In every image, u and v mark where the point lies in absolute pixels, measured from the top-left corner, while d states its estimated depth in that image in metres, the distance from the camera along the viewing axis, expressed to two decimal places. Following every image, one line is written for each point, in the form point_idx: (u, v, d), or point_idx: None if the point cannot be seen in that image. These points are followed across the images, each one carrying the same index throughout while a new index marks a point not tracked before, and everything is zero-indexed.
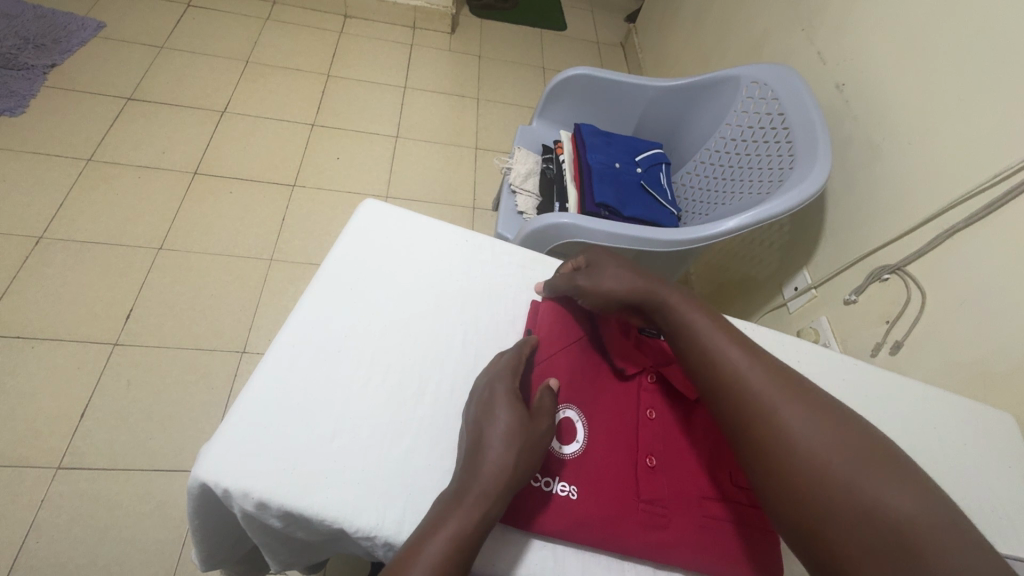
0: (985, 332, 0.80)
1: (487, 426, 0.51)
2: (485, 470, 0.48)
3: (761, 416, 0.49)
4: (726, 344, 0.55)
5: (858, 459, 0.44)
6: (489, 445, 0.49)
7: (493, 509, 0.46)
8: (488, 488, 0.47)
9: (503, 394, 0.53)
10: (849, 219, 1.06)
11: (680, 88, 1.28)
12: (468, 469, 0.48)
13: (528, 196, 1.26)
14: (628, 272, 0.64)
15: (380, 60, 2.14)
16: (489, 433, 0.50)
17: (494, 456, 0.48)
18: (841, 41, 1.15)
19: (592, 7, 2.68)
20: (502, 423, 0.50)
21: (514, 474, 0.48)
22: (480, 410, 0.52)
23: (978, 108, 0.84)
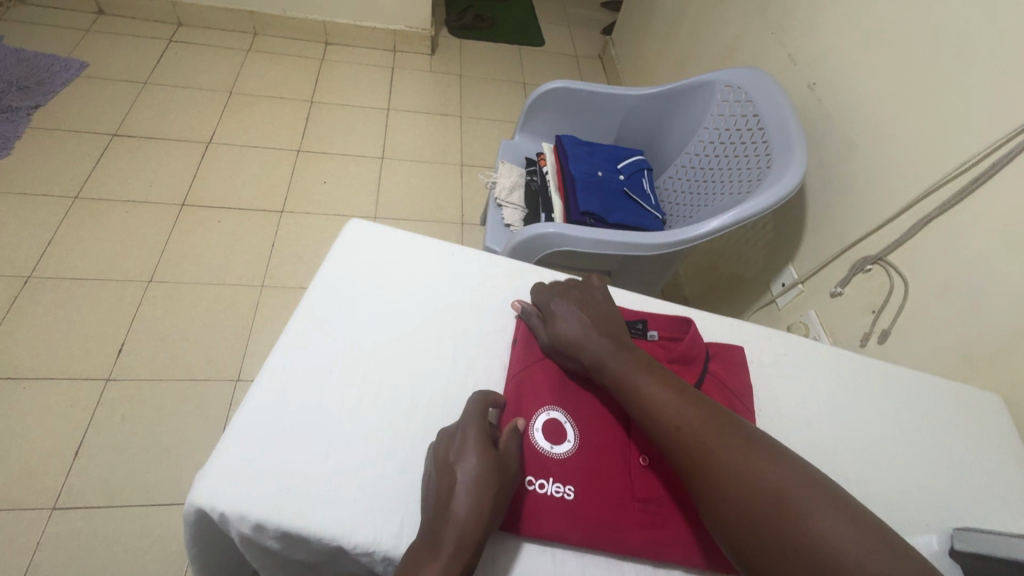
0: (967, 316, 0.82)
1: (455, 473, 0.49)
2: (451, 520, 0.47)
3: (699, 466, 0.50)
4: (660, 392, 0.55)
5: (788, 494, 0.46)
6: (454, 495, 0.48)
7: (466, 561, 0.45)
8: (462, 535, 0.46)
9: (471, 436, 0.52)
10: (828, 213, 1.08)
11: (657, 95, 1.30)
12: (434, 520, 0.47)
13: (514, 208, 1.28)
14: (591, 318, 0.63)
15: (362, 84, 2.17)
16: (454, 486, 0.48)
17: (461, 506, 0.47)
18: (809, 42, 1.19)
19: (569, 23, 2.75)
20: (467, 478, 0.49)
21: (483, 520, 0.47)
22: (444, 450, 0.51)
23: (943, 100, 0.87)
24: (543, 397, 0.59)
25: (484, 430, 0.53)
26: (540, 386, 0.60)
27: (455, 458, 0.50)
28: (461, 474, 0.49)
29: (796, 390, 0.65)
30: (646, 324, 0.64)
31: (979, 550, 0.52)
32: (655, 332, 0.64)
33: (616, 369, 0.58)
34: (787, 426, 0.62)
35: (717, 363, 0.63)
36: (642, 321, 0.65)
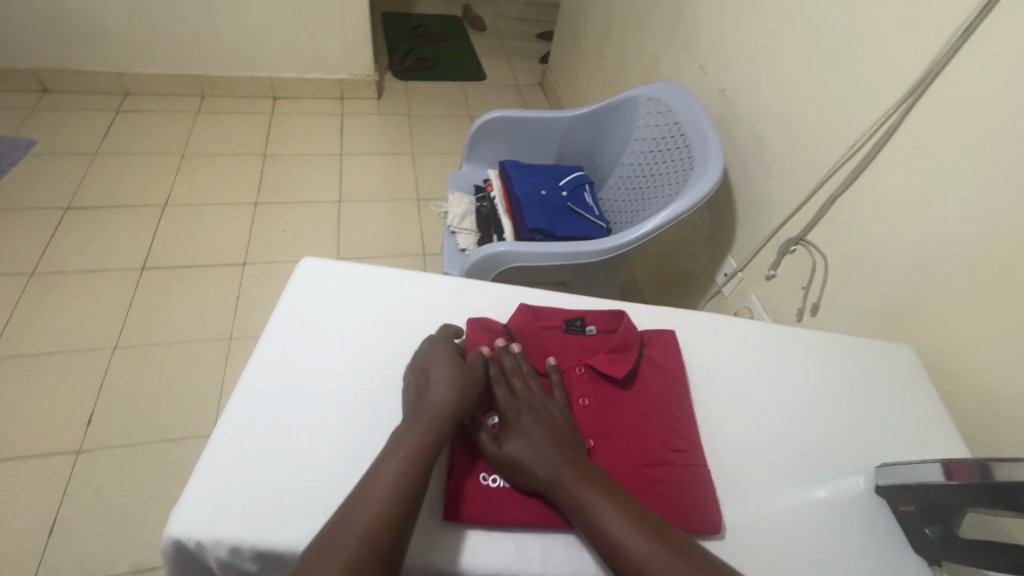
0: (878, 280, 0.90)
1: (424, 402, 0.57)
2: (427, 403, 0.57)
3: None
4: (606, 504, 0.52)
5: None
6: (430, 378, 0.59)
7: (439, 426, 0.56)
8: (434, 412, 0.56)
9: (440, 375, 0.59)
10: (753, 203, 1.18)
11: (587, 114, 1.40)
12: (415, 398, 0.58)
13: (468, 233, 1.33)
14: (546, 428, 0.58)
15: (314, 133, 2.24)
16: (429, 378, 0.59)
17: (435, 390, 0.58)
18: (715, 53, 1.31)
19: (507, 56, 2.89)
20: (441, 371, 0.60)
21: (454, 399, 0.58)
22: (416, 384, 0.60)
23: (828, 92, 0.97)
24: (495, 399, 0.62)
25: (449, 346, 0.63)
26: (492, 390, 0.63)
27: (424, 392, 0.58)
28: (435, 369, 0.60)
29: (727, 362, 0.71)
30: (584, 319, 0.69)
31: (903, 482, 0.59)
32: (593, 327, 0.69)
33: (574, 492, 0.53)
34: (721, 395, 0.67)
35: (653, 347, 0.68)
36: (580, 317, 0.69)
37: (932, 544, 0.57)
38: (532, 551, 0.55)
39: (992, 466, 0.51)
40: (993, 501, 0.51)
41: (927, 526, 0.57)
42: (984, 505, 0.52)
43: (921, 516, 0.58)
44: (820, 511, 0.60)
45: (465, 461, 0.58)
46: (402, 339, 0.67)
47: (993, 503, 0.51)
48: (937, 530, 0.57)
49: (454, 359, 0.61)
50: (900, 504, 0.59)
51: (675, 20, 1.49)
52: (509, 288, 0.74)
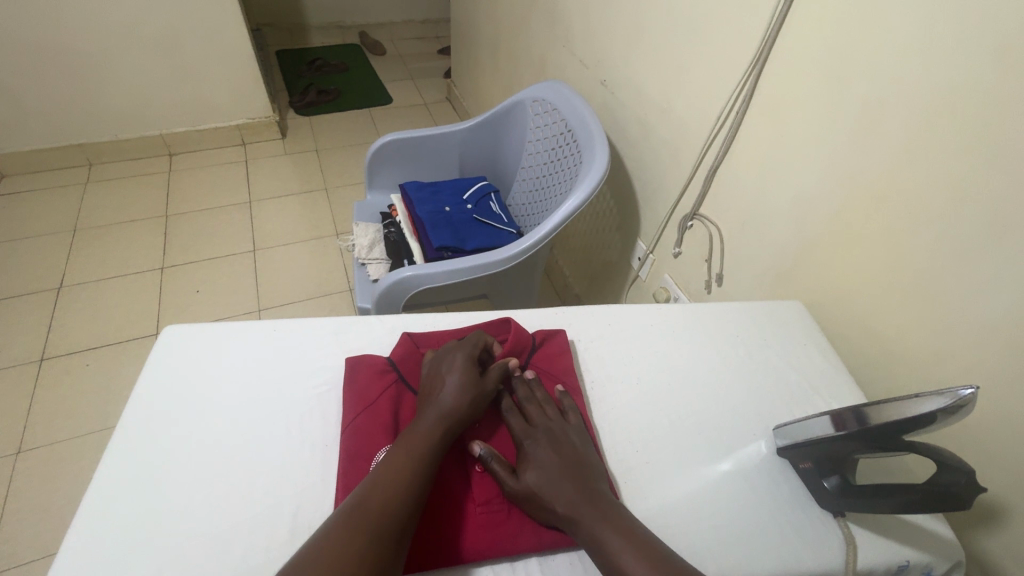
0: (765, 242, 0.93)
1: (433, 399, 0.58)
2: (437, 400, 0.58)
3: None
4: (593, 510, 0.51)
5: None
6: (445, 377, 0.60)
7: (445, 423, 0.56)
8: (443, 408, 0.57)
9: (452, 379, 0.59)
10: (649, 187, 1.20)
11: (479, 125, 1.39)
12: (429, 386, 0.60)
13: (378, 263, 1.29)
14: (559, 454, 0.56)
15: (217, 184, 2.14)
16: (442, 374, 0.60)
17: (447, 384, 0.59)
18: (591, 47, 1.33)
19: (412, 76, 2.88)
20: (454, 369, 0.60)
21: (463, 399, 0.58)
22: (427, 386, 0.60)
23: (691, 71, 1.00)
24: (378, 435, 0.57)
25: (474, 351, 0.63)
26: (374, 425, 0.57)
27: (434, 395, 0.58)
28: (450, 367, 0.61)
29: (624, 351, 0.71)
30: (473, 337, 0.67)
31: (796, 441, 0.59)
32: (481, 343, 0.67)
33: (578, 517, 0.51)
34: (619, 387, 0.67)
35: (544, 353, 0.67)
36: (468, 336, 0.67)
37: (833, 497, 0.57)
38: None
39: (868, 409, 0.51)
40: (874, 444, 0.51)
41: (825, 478, 0.57)
42: (869, 450, 0.52)
43: (819, 470, 0.57)
44: (724, 486, 0.59)
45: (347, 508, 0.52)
46: (280, 394, 0.63)
47: (875, 447, 0.51)
48: (836, 482, 0.57)
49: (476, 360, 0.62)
50: (801, 462, 0.59)
51: (552, 20, 1.51)
52: (394, 319, 0.71)
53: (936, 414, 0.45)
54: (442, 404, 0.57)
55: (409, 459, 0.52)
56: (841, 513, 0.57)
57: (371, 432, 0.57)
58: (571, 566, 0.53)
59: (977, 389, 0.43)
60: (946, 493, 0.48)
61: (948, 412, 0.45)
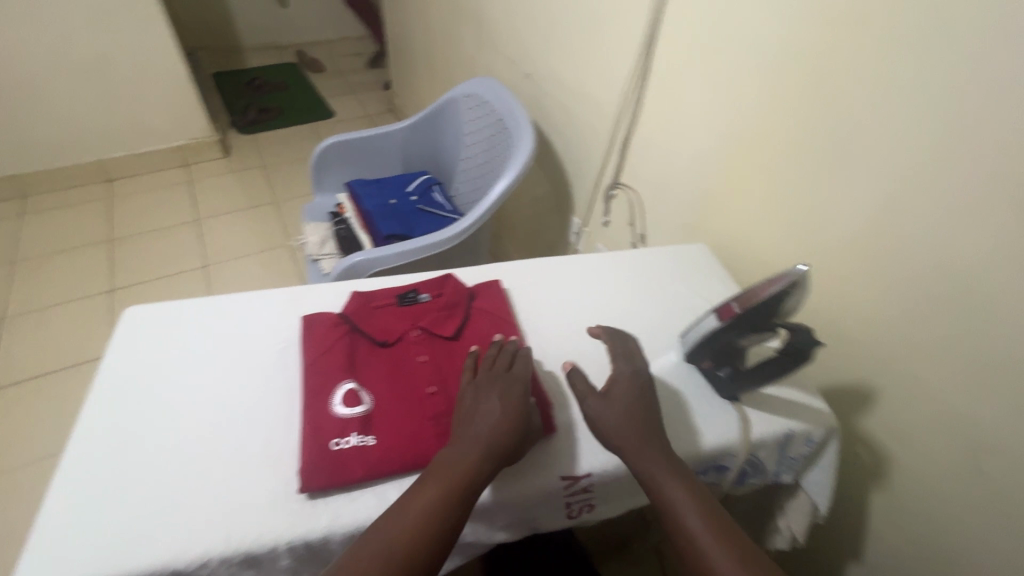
0: (675, 199, 1.05)
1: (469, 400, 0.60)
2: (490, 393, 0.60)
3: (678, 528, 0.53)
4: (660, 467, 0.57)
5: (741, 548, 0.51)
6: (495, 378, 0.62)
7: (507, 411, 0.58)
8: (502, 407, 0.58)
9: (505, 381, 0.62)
10: (576, 165, 1.31)
11: (417, 123, 1.48)
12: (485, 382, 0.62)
13: (331, 258, 1.35)
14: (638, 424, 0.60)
15: (162, 206, 2.13)
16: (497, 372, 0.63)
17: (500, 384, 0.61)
18: (513, 44, 1.44)
19: (352, 90, 2.94)
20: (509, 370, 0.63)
21: (517, 395, 0.60)
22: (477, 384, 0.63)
23: (598, 56, 1.12)
24: (337, 374, 0.63)
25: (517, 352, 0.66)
26: (331, 366, 0.64)
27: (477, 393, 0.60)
28: (506, 366, 0.63)
29: (552, 293, 0.80)
30: (417, 290, 0.75)
31: (694, 340, 0.69)
32: (426, 294, 0.75)
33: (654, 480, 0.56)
34: (549, 322, 0.76)
35: (482, 299, 0.76)
36: (413, 289, 0.75)
37: (729, 385, 0.68)
38: (384, 494, 0.57)
39: (738, 299, 0.62)
40: (749, 326, 0.62)
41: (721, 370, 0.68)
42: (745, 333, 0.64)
43: (715, 364, 0.69)
44: None
45: (314, 435, 0.58)
46: (242, 353, 0.68)
47: (751, 328, 0.62)
48: (729, 370, 0.68)
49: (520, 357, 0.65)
50: (702, 363, 0.69)
51: (477, 23, 1.62)
52: (344, 284, 0.78)
53: (785, 291, 0.57)
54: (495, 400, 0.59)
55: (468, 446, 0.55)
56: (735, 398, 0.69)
57: (330, 373, 0.63)
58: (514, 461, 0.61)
59: (807, 266, 0.56)
60: (799, 352, 0.61)
61: (790, 284, 0.57)
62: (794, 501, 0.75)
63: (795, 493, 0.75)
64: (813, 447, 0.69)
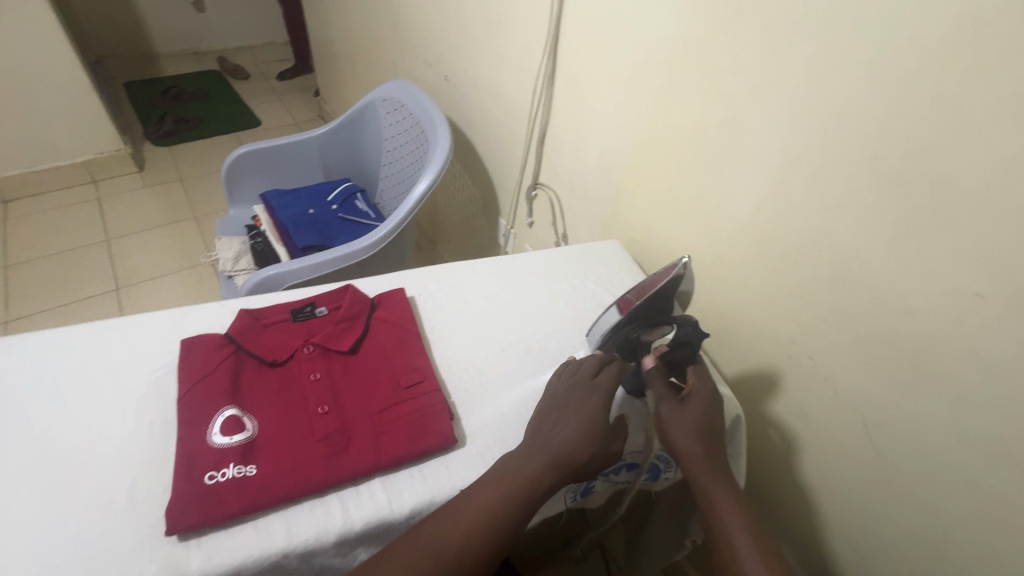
0: (591, 197, 1.05)
1: (547, 429, 0.59)
2: (556, 432, 0.58)
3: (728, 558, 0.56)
4: (722, 496, 0.59)
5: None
6: (566, 411, 0.60)
7: (569, 448, 0.57)
8: (564, 446, 0.57)
9: (576, 414, 0.59)
10: (498, 166, 1.30)
11: (334, 129, 1.43)
12: (555, 413, 0.60)
13: (245, 274, 1.27)
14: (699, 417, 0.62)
15: (65, 227, 1.97)
16: (570, 402, 0.60)
17: (569, 420, 0.59)
18: (430, 46, 1.42)
19: (279, 97, 2.83)
20: (586, 396, 0.60)
21: (585, 434, 0.58)
22: (549, 414, 0.60)
23: (509, 55, 1.11)
24: (216, 400, 0.59)
25: (597, 376, 0.62)
26: (210, 392, 0.59)
27: (557, 426, 0.59)
28: (579, 394, 0.61)
29: (460, 298, 0.78)
30: (313, 304, 0.71)
31: (598, 338, 0.69)
32: (323, 308, 0.71)
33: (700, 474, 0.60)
34: (456, 329, 0.74)
35: (384, 309, 0.73)
36: (309, 304, 0.71)
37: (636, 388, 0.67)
38: (267, 527, 0.52)
39: (635, 291, 0.65)
40: (643, 321, 0.65)
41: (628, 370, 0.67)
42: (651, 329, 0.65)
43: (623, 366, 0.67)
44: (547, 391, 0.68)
45: (186, 469, 0.53)
46: (113, 383, 0.62)
47: (645, 322, 0.65)
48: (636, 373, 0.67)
49: (593, 380, 0.61)
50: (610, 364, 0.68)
51: (395, 26, 1.59)
52: (234, 301, 0.73)
53: (671, 282, 0.61)
54: (560, 440, 0.57)
55: (520, 485, 0.54)
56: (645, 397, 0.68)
57: (209, 399, 0.59)
58: (412, 477, 0.58)
59: (689, 258, 0.61)
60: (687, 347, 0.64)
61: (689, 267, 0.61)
62: None
63: None
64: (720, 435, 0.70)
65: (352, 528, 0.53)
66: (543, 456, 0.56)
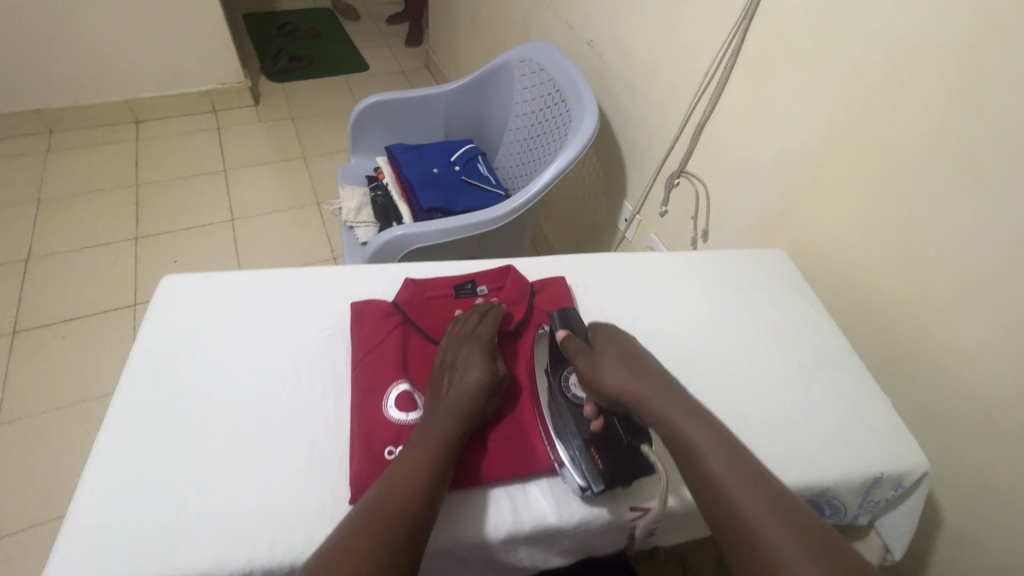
0: (749, 198, 0.96)
1: (447, 386, 0.56)
2: (456, 385, 0.56)
3: (732, 515, 0.48)
4: (707, 440, 0.52)
5: (807, 538, 0.45)
6: (457, 367, 0.58)
7: (472, 405, 0.54)
8: (461, 400, 0.54)
9: (467, 371, 0.57)
10: (635, 146, 1.21)
11: (464, 87, 1.38)
12: (443, 376, 0.57)
13: (366, 226, 1.29)
14: (622, 357, 0.60)
15: (189, 153, 2.07)
16: (453, 362, 0.58)
17: (462, 373, 0.57)
18: (576, 6, 1.32)
19: (388, 43, 2.80)
20: (471, 351, 0.59)
21: (484, 387, 0.55)
22: (443, 373, 0.58)
23: (678, 28, 1.01)
24: (390, 371, 0.58)
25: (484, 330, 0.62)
26: (385, 363, 0.59)
27: (455, 379, 0.56)
28: (459, 353, 0.59)
29: (618, 294, 0.74)
30: (474, 282, 0.69)
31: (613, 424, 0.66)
32: (483, 287, 0.70)
33: (662, 420, 0.54)
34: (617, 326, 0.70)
35: (543, 297, 0.70)
36: (470, 281, 0.69)
37: (621, 432, 0.56)
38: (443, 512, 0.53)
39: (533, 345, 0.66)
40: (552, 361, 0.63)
41: (597, 424, 0.56)
42: (564, 376, 0.60)
43: (593, 438, 0.55)
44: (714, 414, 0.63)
45: (366, 441, 0.53)
46: (287, 337, 0.63)
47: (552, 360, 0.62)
48: (603, 422, 0.56)
49: (477, 336, 0.61)
50: (594, 458, 0.54)
51: None
52: (395, 267, 0.72)
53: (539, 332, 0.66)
54: (459, 392, 0.55)
55: (441, 434, 0.52)
56: (638, 429, 0.57)
57: (384, 369, 0.58)
58: None
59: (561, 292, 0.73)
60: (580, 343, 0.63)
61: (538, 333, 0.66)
62: (862, 542, 0.70)
63: (864, 534, 0.70)
64: (900, 492, 0.63)
65: (522, 529, 0.53)
66: (450, 409, 0.54)
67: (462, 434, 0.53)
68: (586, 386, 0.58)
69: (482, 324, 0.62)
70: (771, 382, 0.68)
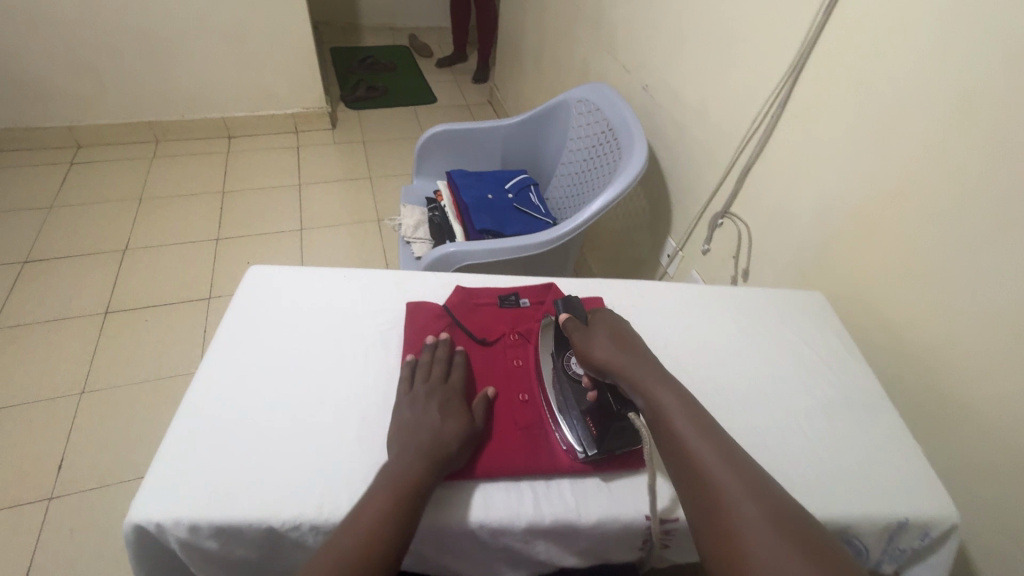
0: (791, 240, 0.98)
1: (406, 433, 0.57)
2: (416, 433, 0.57)
3: (699, 482, 0.51)
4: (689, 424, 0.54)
5: (773, 511, 0.47)
6: (414, 415, 0.59)
7: (432, 452, 0.55)
8: (420, 449, 0.55)
9: (426, 420, 0.58)
10: (682, 186, 1.26)
11: (524, 121, 1.48)
12: (400, 424, 0.58)
13: (422, 242, 1.39)
14: (614, 334, 0.65)
15: (270, 167, 2.28)
16: (410, 411, 0.59)
17: (421, 421, 0.58)
18: (634, 53, 1.40)
19: (456, 78, 3.00)
20: (425, 400, 0.60)
21: (444, 436, 0.57)
22: (401, 419, 0.59)
23: (728, 78, 1.07)
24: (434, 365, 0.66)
25: (440, 377, 0.63)
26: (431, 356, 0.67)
27: (412, 428, 0.58)
28: (415, 401, 0.60)
29: (651, 319, 0.78)
30: (517, 294, 0.76)
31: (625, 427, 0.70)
32: (526, 299, 0.76)
33: (641, 388, 0.59)
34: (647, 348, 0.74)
35: None
36: (513, 293, 0.76)
37: (611, 401, 0.63)
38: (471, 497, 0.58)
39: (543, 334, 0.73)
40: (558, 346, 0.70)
41: (591, 395, 0.64)
42: (566, 357, 0.68)
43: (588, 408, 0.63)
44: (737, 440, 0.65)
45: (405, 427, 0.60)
46: (348, 328, 0.71)
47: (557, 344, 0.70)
48: (597, 394, 0.64)
49: (433, 383, 0.62)
50: (588, 425, 0.62)
51: (597, 28, 1.60)
52: (448, 276, 0.80)
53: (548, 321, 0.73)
54: (420, 439, 0.56)
55: (404, 482, 0.53)
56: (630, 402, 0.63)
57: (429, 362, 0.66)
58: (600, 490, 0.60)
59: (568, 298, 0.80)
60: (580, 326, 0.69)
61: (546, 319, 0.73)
62: None
63: None
64: (926, 542, 0.62)
65: (542, 520, 0.57)
66: (415, 455, 0.55)
67: (426, 480, 0.54)
68: (581, 359, 0.65)
69: (438, 372, 0.64)
70: (798, 417, 0.69)
